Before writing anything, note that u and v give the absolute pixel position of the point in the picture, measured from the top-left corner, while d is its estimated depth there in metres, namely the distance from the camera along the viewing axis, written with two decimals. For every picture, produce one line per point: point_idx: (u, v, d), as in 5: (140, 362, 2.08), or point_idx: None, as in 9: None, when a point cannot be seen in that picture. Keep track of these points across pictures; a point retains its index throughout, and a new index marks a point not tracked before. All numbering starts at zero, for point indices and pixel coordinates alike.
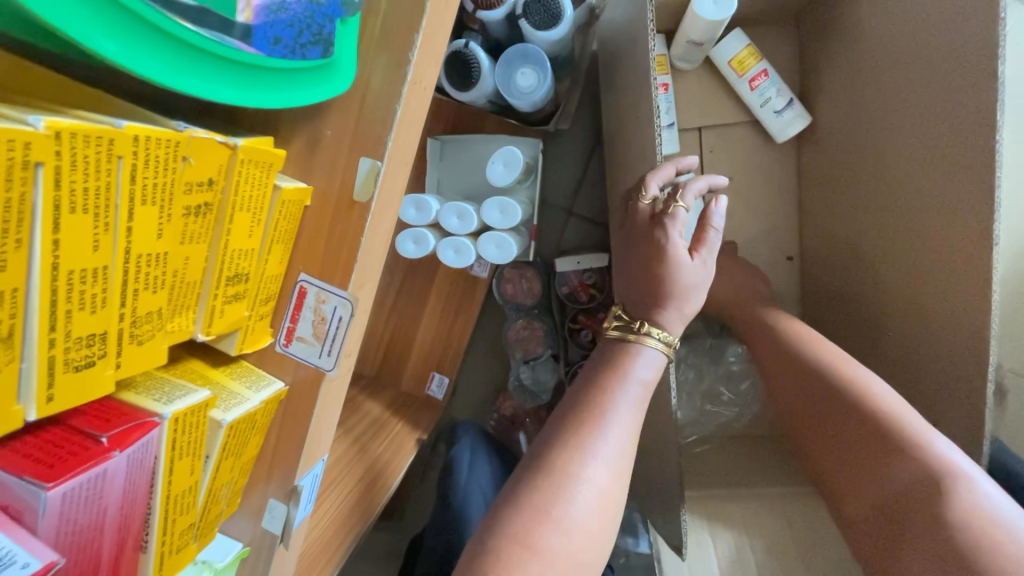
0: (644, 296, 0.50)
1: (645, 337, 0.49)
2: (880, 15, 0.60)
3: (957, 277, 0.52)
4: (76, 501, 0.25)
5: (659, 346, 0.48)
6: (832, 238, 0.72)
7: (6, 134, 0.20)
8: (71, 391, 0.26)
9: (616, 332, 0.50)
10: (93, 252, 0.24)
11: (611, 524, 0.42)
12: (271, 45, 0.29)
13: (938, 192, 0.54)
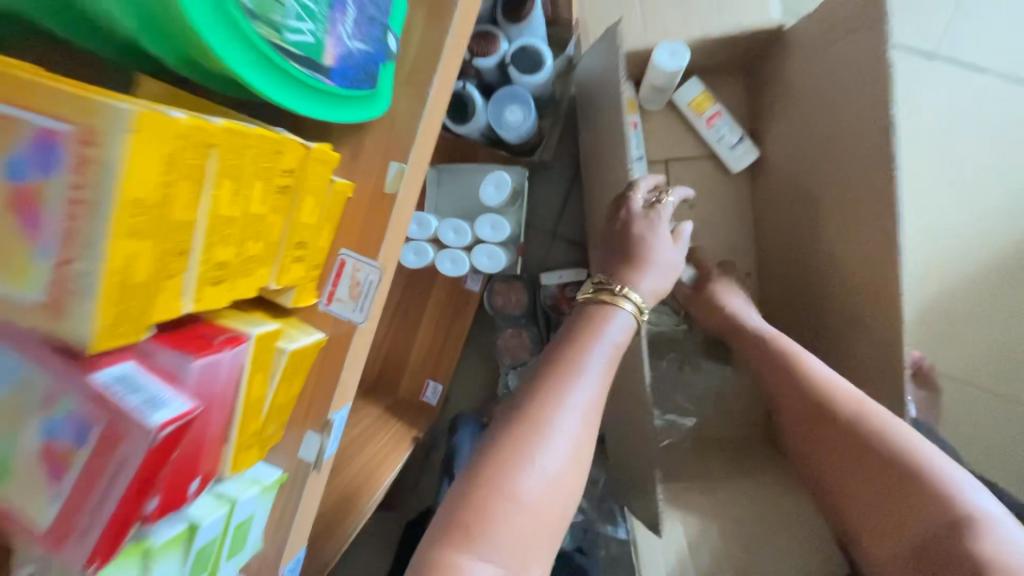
0: (621, 265, 0.56)
1: (623, 298, 0.52)
2: (810, 68, 0.72)
3: (878, 279, 0.62)
4: (205, 377, 0.29)
5: (632, 307, 0.52)
6: (782, 255, 0.83)
7: (194, 126, 0.25)
8: (214, 296, 0.31)
9: (593, 293, 0.53)
10: (224, 213, 0.29)
11: (580, 473, 0.42)
12: (339, 80, 0.35)
13: (861, 211, 0.64)
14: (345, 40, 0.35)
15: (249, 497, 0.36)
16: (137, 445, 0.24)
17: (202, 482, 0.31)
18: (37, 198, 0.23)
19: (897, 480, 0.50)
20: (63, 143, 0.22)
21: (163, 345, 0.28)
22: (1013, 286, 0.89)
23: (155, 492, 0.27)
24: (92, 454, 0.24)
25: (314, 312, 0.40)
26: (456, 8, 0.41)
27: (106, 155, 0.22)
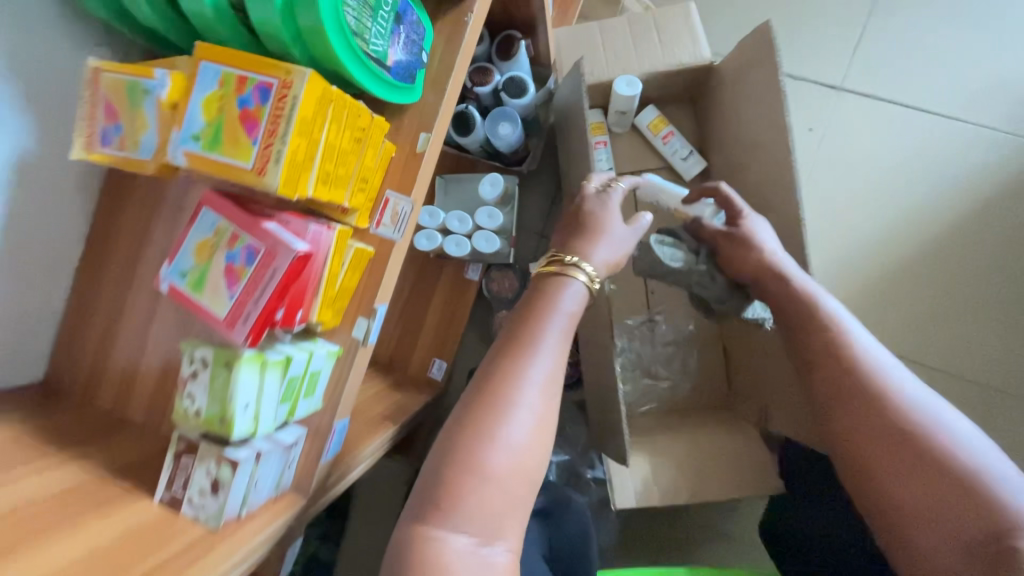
0: (577, 241, 0.63)
1: (576, 270, 0.59)
2: (736, 93, 0.93)
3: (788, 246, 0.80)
4: (315, 241, 0.45)
5: (586, 278, 0.59)
6: None
7: (326, 85, 0.40)
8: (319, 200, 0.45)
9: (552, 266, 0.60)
10: (333, 146, 0.44)
11: (547, 438, 0.49)
12: (399, 73, 0.50)
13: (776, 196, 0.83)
14: (399, 49, 0.50)
15: (320, 353, 0.52)
16: (282, 262, 0.41)
17: (304, 319, 0.47)
18: (256, 118, 0.39)
19: (918, 448, 0.53)
20: (274, 89, 0.39)
21: (294, 216, 0.45)
22: (923, 271, 1.08)
23: (280, 308, 0.44)
24: (254, 269, 0.41)
25: (368, 233, 0.54)
26: (470, 15, 0.55)
27: (295, 94, 0.38)
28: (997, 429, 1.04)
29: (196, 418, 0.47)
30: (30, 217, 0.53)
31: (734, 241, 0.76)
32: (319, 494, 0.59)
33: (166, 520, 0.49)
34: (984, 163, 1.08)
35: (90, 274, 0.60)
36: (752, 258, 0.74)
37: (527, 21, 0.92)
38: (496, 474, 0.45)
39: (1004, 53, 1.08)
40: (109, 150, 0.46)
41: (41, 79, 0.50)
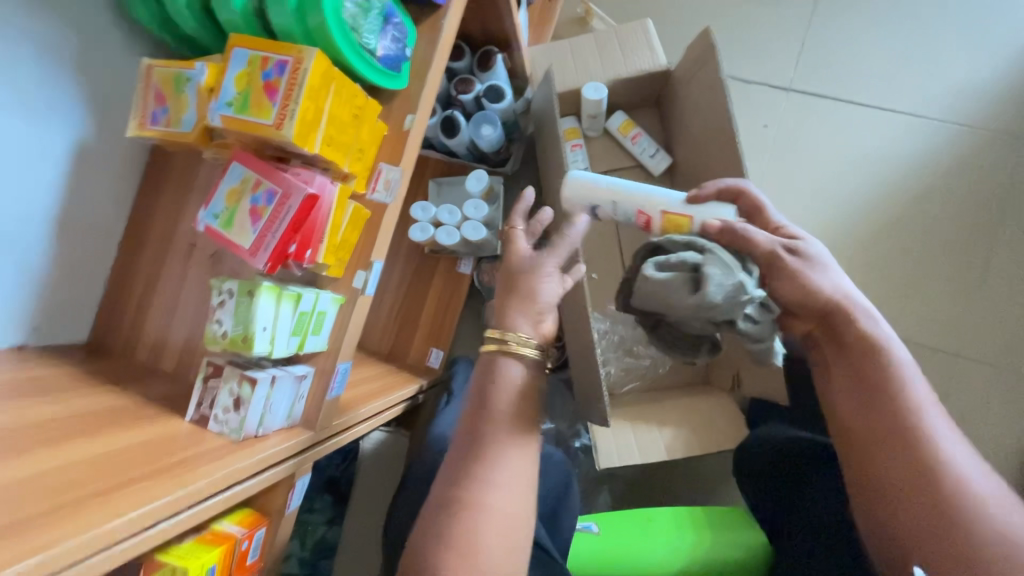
0: (509, 306, 0.64)
1: (516, 347, 0.62)
2: (689, 93, 1.05)
3: None
4: (320, 189, 0.56)
5: (530, 352, 0.62)
6: None
7: (327, 63, 0.52)
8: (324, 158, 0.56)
9: (496, 346, 0.62)
10: (335, 115, 0.55)
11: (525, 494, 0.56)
12: (388, 62, 0.62)
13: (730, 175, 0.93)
14: (388, 45, 0.62)
15: (325, 295, 0.62)
16: (295, 202, 0.53)
17: (313, 258, 0.57)
18: (275, 86, 0.51)
19: (926, 466, 0.56)
20: (289, 64, 0.50)
21: (306, 170, 0.56)
22: (879, 250, 1.17)
23: (293, 242, 0.55)
24: (273, 207, 0.53)
25: (365, 196, 0.65)
26: (446, 19, 0.67)
27: (305, 68, 0.50)
28: (951, 387, 1.13)
29: (222, 339, 0.56)
30: (86, 193, 0.64)
31: (778, 274, 0.66)
32: (324, 431, 0.67)
33: (195, 433, 0.57)
34: (924, 149, 1.18)
35: (131, 246, 0.70)
36: (800, 279, 0.65)
37: (503, 38, 1.06)
38: (487, 507, 0.53)
39: (936, 49, 1.19)
40: (157, 127, 0.58)
41: (100, 79, 0.62)
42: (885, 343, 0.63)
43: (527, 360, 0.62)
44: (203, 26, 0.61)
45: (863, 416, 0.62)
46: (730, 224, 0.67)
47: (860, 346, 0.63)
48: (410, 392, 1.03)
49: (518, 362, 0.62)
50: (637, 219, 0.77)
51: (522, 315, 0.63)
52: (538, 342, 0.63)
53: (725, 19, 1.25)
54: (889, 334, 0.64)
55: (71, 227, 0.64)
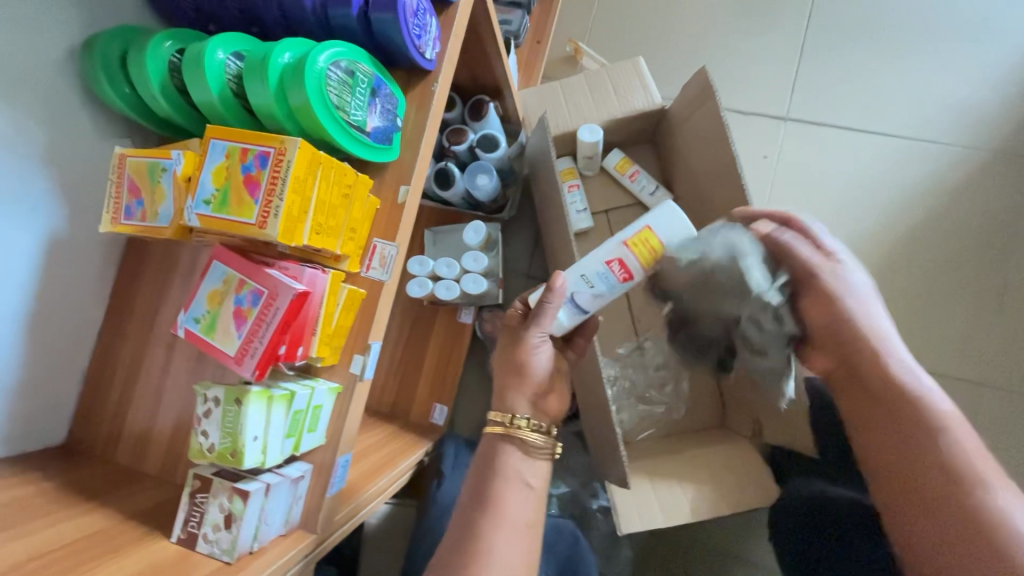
0: (507, 387, 0.61)
1: (518, 429, 0.59)
2: (686, 131, 1.02)
3: None
4: (310, 282, 0.53)
5: (533, 436, 0.59)
6: None
7: (313, 151, 0.50)
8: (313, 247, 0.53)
9: (499, 428, 0.60)
10: (323, 201, 0.52)
11: None
12: (377, 136, 0.59)
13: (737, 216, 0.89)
14: (377, 118, 0.58)
15: (320, 388, 0.57)
16: (282, 302, 0.50)
17: (305, 354, 0.54)
18: (258, 180, 0.49)
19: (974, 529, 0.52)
20: (271, 156, 0.48)
21: (294, 263, 0.54)
22: (891, 277, 1.13)
23: (282, 343, 0.52)
24: (259, 309, 0.50)
25: (359, 276, 0.61)
26: (436, 85, 0.63)
27: (288, 160, 0.48)
28: (979, 418, 1.08)
29: (210, 452, 0.52)
30: (58, 289, 0.59)
31: (810, 290, 0.63)
32: (327, 530, 0.62)
33: (182, 557, 0.52)
34: (929, 172, 1.15)
35: (109, 339, 0.64)
36: (828, 305, 0.62)
37: (494, 86, 1.03)
38: None
39: (932, 71, 1.17)
40: (132, 221, 0.54)
41: (71, 168, 0.58)
42: (918, 386, 0.59)
43: (529, 443, 0.59)
44: (178, 108, 0.57)
45: (903, 475, 0.58)
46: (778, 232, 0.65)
47: (893, 393, 0.60)
48: (418, 455, 0.98)
49: (519, 447, 0.59)
50: (613, 272, 0.63)
51: (523, 397, 0.60)
52: (539, 423, 0.60)
53: (717, 51, 1.23)
54: (919, 373, 0.61)
55: (41, 328, 0.58)
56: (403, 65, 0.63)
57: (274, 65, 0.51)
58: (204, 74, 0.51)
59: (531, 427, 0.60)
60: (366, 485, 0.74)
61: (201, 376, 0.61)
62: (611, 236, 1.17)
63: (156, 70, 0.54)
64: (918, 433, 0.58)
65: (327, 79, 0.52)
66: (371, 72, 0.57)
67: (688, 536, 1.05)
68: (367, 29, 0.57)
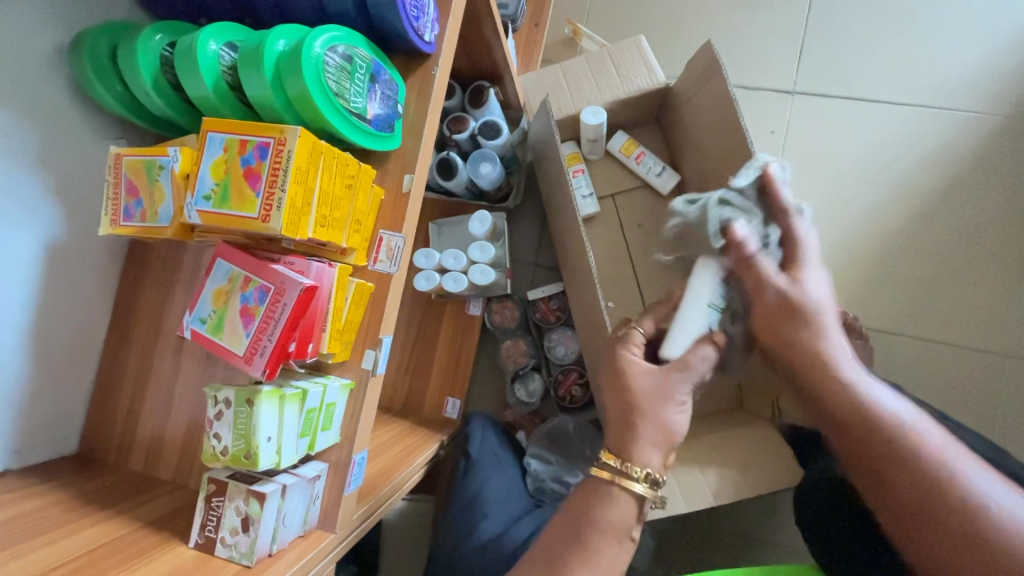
0: (628, 433, 0.56)
1: (632, 480, 0.54)
2: (693, 109, 0.99)
3: None
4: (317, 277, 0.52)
5: (643, 489, 0.54)
6: None
7: (314, 140, 0.48)
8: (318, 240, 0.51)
9: (609, 472, 0.55)
10: (327, 193, 0.50)
11: None
12: (378, 124, 0.57)
13: None
14: (377, 106, 0.57)
15: (333, 385, 0.55)
16: (289, 298, 0.48)
17: (316, 351, 0.53)
18: (258, 173, 0.47)
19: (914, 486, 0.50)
20: (272, 147, 0.47)
21: (299, 258, 0.52)
22: (907, 249, 1.11)
23: (292, 341, 0.51)
24: (266, 306, 0.49)
25: (367, 269, 0.59)
26: (436, 69, 0.61)
27: (289, 149, 0.46)
28: (1002, 389, 1.06)
29: (223, 455, 0.51)
30: (62, 296, 0.58)
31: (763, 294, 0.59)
32: (345, 528, 0.61)
33: (201, 562, 0.51)
34: (943, 140, 1.12)
35: (116, 345, 0.63)
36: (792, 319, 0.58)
37: (493, 71, 1.01)
38: None
39: (942, 36, 1.14)
40: (132, 222, 0.52)
41: (67, 172, 0.56)
42: (858, 390, 0.55)
43: (640, 497, 0.54)
44: (173, 104, 0.55)
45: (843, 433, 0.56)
46: (740, 240, 0.61)
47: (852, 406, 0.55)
48: (432, 450, 0.96)
49: (628, 497, 0.55)
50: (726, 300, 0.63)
51: (649, 448, 0.55)
52: (654, 478, 0.55)
53: (719, 25, 1.20)
54: (858, 372, 0.56)
55: (47, 336, 0.57)
56: (402, 50, 0.60)
57: (269, 52, 0.49)
58: (197, 65, 0.49)
59: (644, 480, 0.55)
60: (383, 483, 0.73)
61: (212, 379, 0.60)
62: (619, 220, 1.14)
63: (147, 64, 0.52)
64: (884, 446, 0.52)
65: (325, 65, 0.50)
66: (369, 57, 0.55)
67: (709, 520, 1.04)
68: (364, 12, 0.55)
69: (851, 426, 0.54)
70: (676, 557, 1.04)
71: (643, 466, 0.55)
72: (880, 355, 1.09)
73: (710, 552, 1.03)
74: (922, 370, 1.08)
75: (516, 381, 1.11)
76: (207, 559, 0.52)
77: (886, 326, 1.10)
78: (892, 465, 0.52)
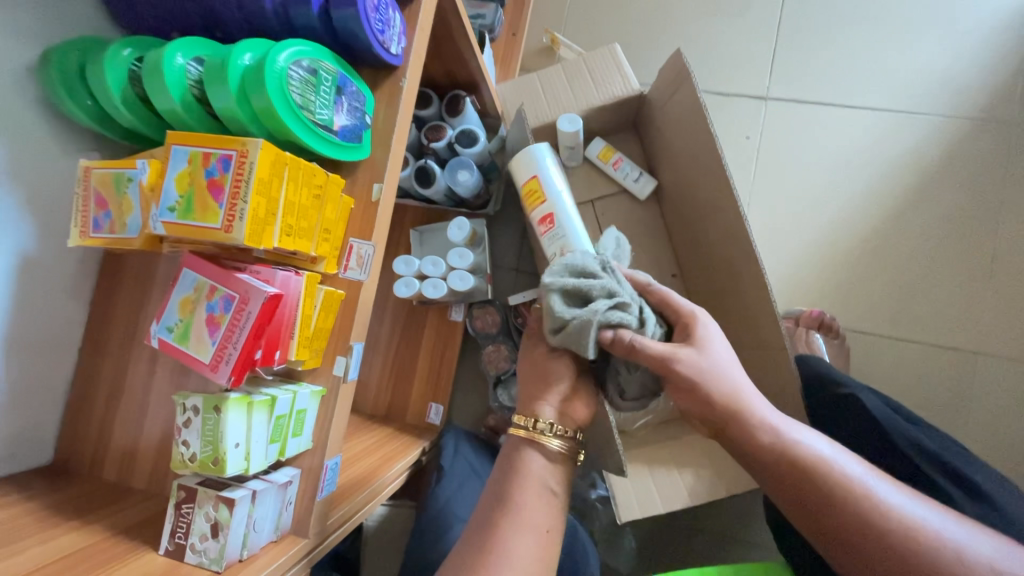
0: (530, 390, 0.59)
1: (543, 435, 0.57)
2: (666, 116, 1.01)
3: (746, 237, 0.84)
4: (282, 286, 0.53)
5: (555, 442, 0.56)
6: (692, 247, 1.05)
7: (277, 152, 0.49)
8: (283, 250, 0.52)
9: (522, 431, 0.57)
10: (292, 204, 0.52)
11: None
12: (345, 135, 0.58)
13: (722, 196, 0.89)
14: (344, 117, 0.58)
15: (303, 392, 0.56)
16: (254, 306, 0.49)
17: (284, 358, 0.54)
18: (221, 184, 0.48)
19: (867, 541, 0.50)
20: (235, 159, 0.48)
21: (266, 266, 0.54)
22: (880, 251, 1.13)
23: (258, 348, 0.52)
24: (231, 315, 0.50)
25: (337, 277, 0.60)
26: (404, 80, 0.63)
27: (251, 161, 0.47)
28: (974, 387, 1.08)
29: (191, 462, 0.52)
30: (35, 307, 0.58)
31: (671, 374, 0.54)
32: (319, 539, 0.61)
33: (171, 568, 0.52)
34: (913, 143, 1.15)
35: (90, 355, 0.64)
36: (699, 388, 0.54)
37: (470, 81, 1.02)
38: None
39: (911, 42, 1.17)
40: (101, 234, 0.53)
41: (38, 185, 0.57)
42: (787, 442, 0.53)
43: (551, 450, 0.57)
44: (143, 117, 0.57)
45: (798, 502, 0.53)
46: (622, 335, 0.53)
47: (776, 461, 0.53)
48: (414, 454, 0.97)
49: (544, 454, 0.57)
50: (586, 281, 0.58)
51: (542, 399, 0.58)
52: (562, 428, 0.57)
53: (695, 35, 1.23)
54: (783, 419, 0.55)
55: (20, 347, 0.57)
56: (370, 62, 0.62)
57: (234, 67, 0.50)
58: (164, 80, 0.50)
59: (551, 432, 0.57)
60: (360, 487, 0.73)
61: (184, 386, 0.60)
62: (598, 225, 1.16)
63: (116, 80, 0.53)
64: (819, 493, 0.52)
65: (288, 79, 0.51)
66: (335, 70, 0.56)
67: (689, 520, 1.05)
68: (329, 26, 0.57)
69: (779, 479, 0.53)
70: (656, 558, 1.05)
71: (552, 421, 0.57)
72: (856, 354, 1.11)
73: (689, 551, 1.04)
74: (896, 368, 1.10)
75: (499, 386, 1.12)
76: (177, 565, 0.53)
77: (860, 326, 1.12)
78: (828, 507, 0.51)
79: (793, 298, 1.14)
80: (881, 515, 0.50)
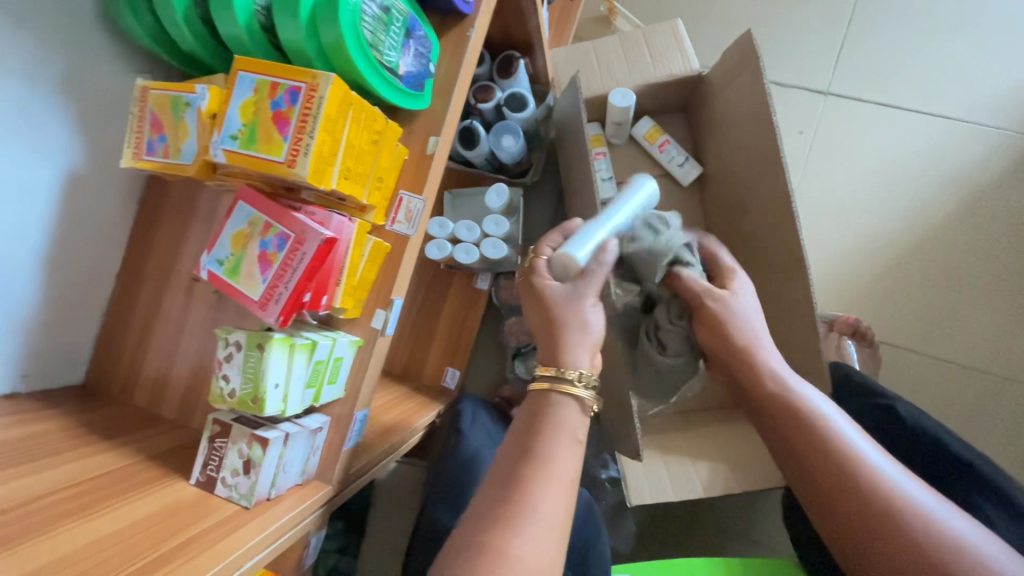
0: (563, 339, 0.55)
1: (572, 383, 0.54)
2: (723, 100, 0.97)
3: (795, 231, 0.82)
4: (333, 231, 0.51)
5: (585, 393, 0.54)
6: (732, 236, 1.02)
7: (346, 90, 0.47)
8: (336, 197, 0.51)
9: (549, 379, 0.54)
10: (353, 145, 0.50)
11: None
12: (409, 82, 0.56)
13: (774, 189, 0.86)
14: (409, 62, 0.56)
15: (342, 340, 0.56)
16: (309, 248, 0.48)
17: (328, 304, 0.54)
18: (287, 116, 0.46)
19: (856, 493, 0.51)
20: (304, 91, 0.46)
21: (320, 208, 0.52)
22: (923, 264, 1.10)
23: (307, 291, 0.51)
24: (285, 253, 0.49)
25: (384, 229, 0.59)
26: (472, 30, 0.60)
27: (321, 95, 0.46)
28: (1000, 412, 1.06)
29: (230, 397, 0.52)
30: (79, 226, 0.58)
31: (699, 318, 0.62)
32: (341, 485, 0.62)
33: (201, 499, 0.52)
34: (973, 155, 1.10)
35: (128, 281, 0.63)
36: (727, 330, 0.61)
37: (525, 42, 0.99)
38: None
39: (988, 49, 1.11)
40: (154, 157, 0.52)
41: (91, 99, 0.55)
42: (798, 397, 0.57)
43: (583, 401, 0.54)
44: (203, 41, 0.55)
45: (790, 452, 0.57)
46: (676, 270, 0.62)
47: (784, 410, 0.57)
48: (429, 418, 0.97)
49: (575, 405, 0.54)
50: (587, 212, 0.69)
51: (573, 350, 0.55)
52: (590, 379, 0.54)
53: (760, 18, 1.17)
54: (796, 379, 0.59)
55: (63, 265, 0.57)
56: (439, 7, 0.59)
57: None
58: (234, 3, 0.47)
59: (582, 383, 0.54)
60: (380, 442, 0.74)
61: (221, 322, 0.60)
62: None
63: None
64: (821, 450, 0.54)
65: (362, 14, 0.48)
66: (406, 10, 0.54)
67: (693, 510, 1.06)
68: None
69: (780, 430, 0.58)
70: (658, 543, 1.06)
71: (581, 369, 0.54)
72: (885, 365, 1.09)
73: (691, 540, 1.05)
74: (923, 384, 1.08)
75: (517, 358, 1.12)
76: (207, 497, 0.53)
77: (893, 338, 1.09)
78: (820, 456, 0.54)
79: (827, 303, 1.11)
80: (867, 481, 0.51)
